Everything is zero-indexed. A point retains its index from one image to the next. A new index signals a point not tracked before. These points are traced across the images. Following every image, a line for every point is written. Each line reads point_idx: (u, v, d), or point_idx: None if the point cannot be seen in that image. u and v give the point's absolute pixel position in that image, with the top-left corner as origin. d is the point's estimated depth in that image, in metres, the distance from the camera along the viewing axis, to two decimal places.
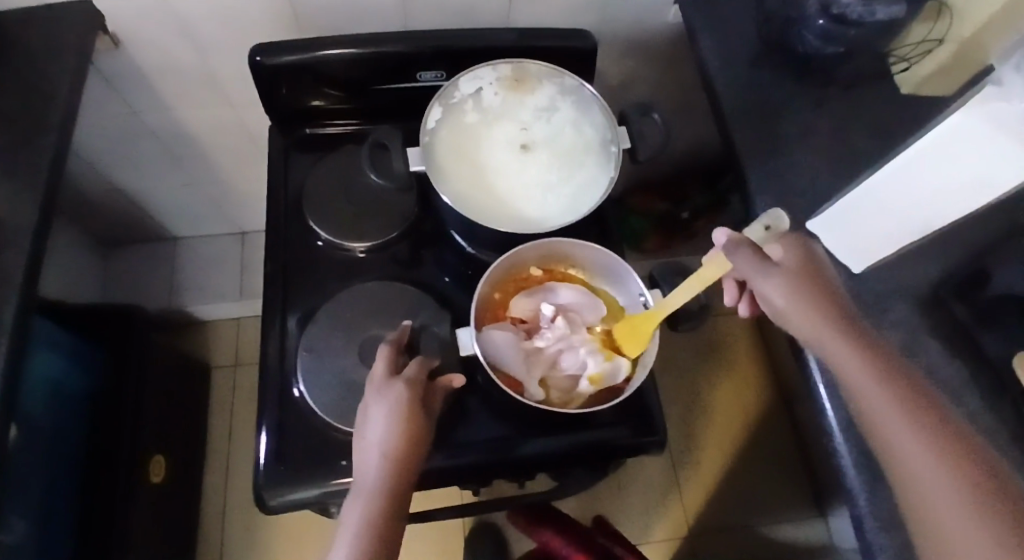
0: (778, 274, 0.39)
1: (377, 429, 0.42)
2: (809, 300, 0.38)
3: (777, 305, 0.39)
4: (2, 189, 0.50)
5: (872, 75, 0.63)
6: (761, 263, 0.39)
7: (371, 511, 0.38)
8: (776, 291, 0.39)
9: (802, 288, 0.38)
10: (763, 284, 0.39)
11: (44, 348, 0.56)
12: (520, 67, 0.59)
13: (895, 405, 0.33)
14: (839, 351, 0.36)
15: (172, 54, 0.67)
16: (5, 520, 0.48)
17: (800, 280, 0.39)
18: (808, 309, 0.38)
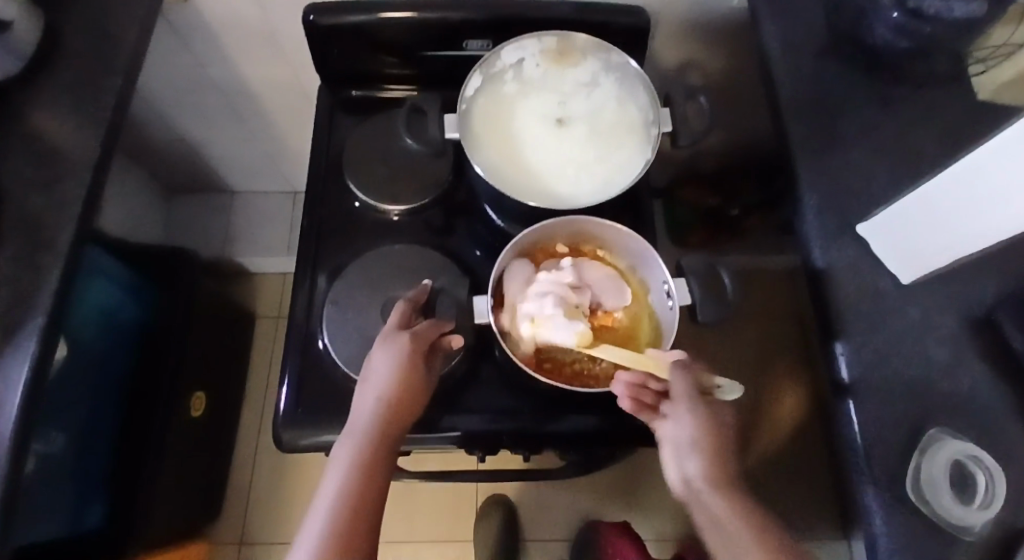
0: (701, 414, 0.41)
1: (375, 378, 0.45)
2: (712, 450, 0.41)
3: (683, 440, 0.41)
4: (70, 125, 0.54)
5: (951, 74, 0.58)
6: (692, 399, 0.42)
7: (360, 455, 0.42)
8: (692, 429, 0.41)
9: (712, 440, 0.41)
10: (681, 419, 0.42)
11: (99, 278, 0.60)
12: (566, 39, 0.57)
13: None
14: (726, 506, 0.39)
15: (234, 9, 0.70)
16: (52, 430, 0.53)
17: (715, 431, 0.41)
18: (711, 458, 0.40)
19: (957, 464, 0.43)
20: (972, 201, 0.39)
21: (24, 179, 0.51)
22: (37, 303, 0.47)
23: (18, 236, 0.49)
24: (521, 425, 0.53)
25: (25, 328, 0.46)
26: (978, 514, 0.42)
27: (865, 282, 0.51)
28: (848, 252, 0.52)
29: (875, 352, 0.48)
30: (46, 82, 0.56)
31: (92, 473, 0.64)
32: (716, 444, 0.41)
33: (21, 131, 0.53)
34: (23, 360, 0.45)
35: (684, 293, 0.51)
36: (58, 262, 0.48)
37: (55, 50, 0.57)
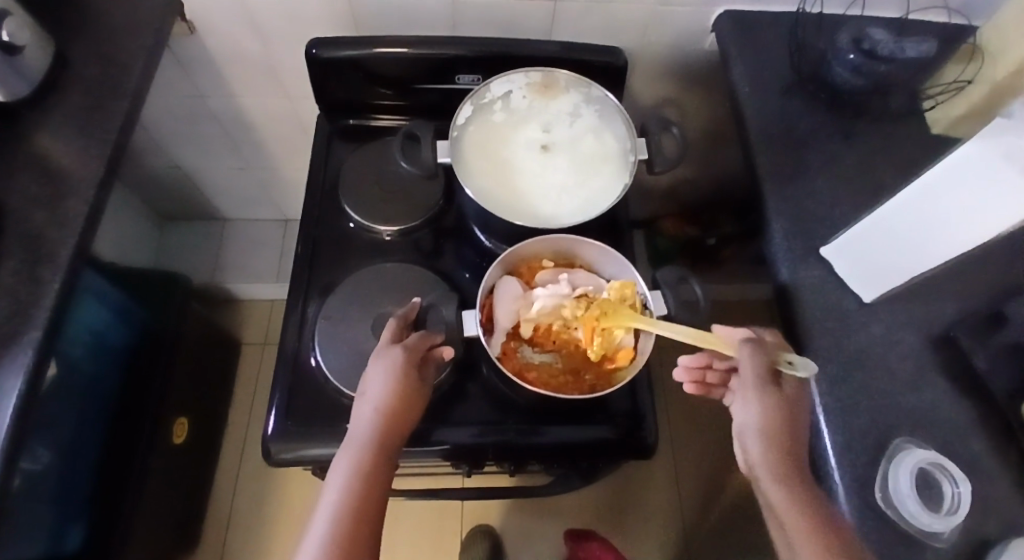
0: (768, 398, 0.46)
1: (373, 389, 0.46)
2: (776, 430, 0.45)
3: (748, 420, 0.47)
4: (76, 145, 0.56)
5: (900, 115, 0.64)
6: (761, 384, 0.46)
7: (359, 466, 0.42)
8: (757, 412, 0.46)
9: (775, 420, 0.45)
10: (749, 401, 0.47)
11: (94, 295, 0.61)
12: (549, 75, 0.62)
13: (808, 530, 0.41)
14: (781, 481, 0.43)
15: (238, 43, 0.74)
16: (35, 446, 0.53)
17: (782, 415, 0.45)
18: (773, 437, 0.45)
19: (920, 470, 0.44)
20: (923, 221, 0.43)
21: (29, 196, 0.53)
22: (35, 314, 0.48)
23: (20, 250, 0.50)
24: (506, 437, 0.54)
25: (21, 339, 0.46)
26: (946, 520, 0.43)
27: (831, 299, 0.54)
28: (814, 272, 0.56)
29: (843, 365, 0.50)
30: (55, 106, 0.58)
31: (72, 494, 0.63)
32: (783, 427, 0.45)
33: (28, 150, 0.55)
34: (18, 370, 0.45)
35: (660, 306, 0.54)
36: (57, 275, 0.49)
37: (64, 76, 0.60)
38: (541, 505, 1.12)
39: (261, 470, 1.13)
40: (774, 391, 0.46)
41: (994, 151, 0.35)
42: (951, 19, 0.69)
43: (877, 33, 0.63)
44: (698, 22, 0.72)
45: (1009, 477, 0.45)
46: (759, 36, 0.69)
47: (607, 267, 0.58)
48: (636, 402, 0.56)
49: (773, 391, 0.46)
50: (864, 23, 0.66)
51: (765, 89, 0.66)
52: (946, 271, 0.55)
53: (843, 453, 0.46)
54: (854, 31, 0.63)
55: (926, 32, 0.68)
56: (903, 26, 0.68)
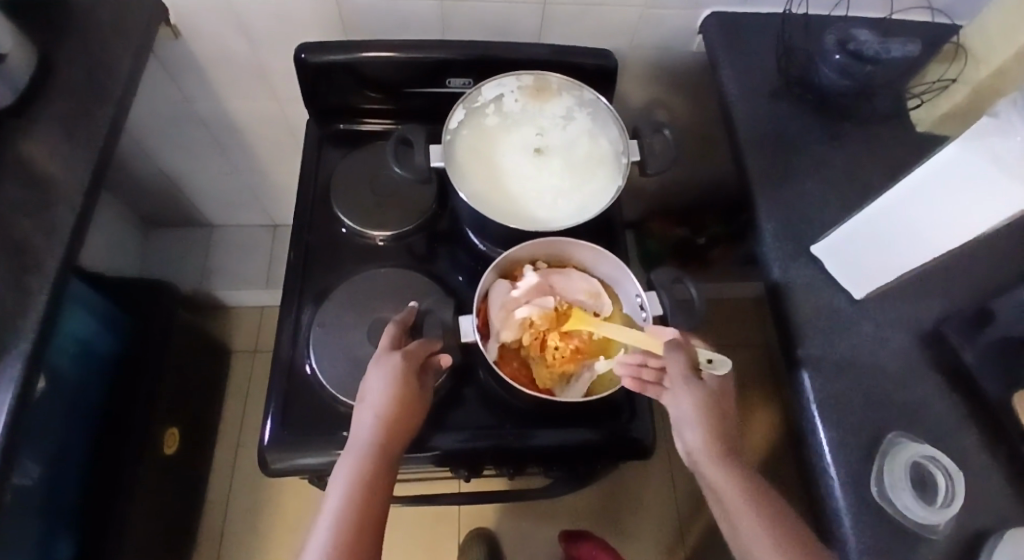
0: (696, 388, 0.46)
1: (372, 397, 0.46)
2: (709, 422, 0.45)
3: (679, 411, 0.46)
4: (61, 153, 0.55)
5: (885, 116, 0.65)
6: (685, 374, 0.46)
7: (360, 477, 0.42)
8: (687, 400, 0.45)
9: (707, 413, 0.45)
10: (679, 393, 0.46)
11: (80, 306, 0.60)
12: (541, 78, 0.63)
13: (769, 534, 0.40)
14: (715, 467, 0.44)
15: (225, 48, 0.73)
16: (22, 461, 0.51)
17: (713, 406, 0.45)
18: (708, 432, 0.44)
19: (915, 465, 0.45)
20: (913, 220, 0.44)
21: (13, 206, 0.52)
22: (21, 326, 0.47)
23: (5, 261, 0.49)
24: (504, 441, 0.54)
25: (8, 352, 0.45)
26: (939, 513, 0.43)
27: (822, 298, 0.55)
28: (805, 270, 0.56)
29: (835, 363, 0.51)
30: (38, 113, 0.57)
31: (60, 509, 0.62)
32: (715, 421, 0.45)
33: (11, 159, 0.54)
34: (7, 384, 0.44)
35: (656, 306, 0.54)
36: (44, 286, 0.48)
37: (48, 82, 0.59)
38: (537, 506, 1.12)
39: (253, 479, 1.11)
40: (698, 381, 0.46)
41: (982, 150, 0.36)
42: (933, 19, 0.71)
43: (862, 34, 0.62)
44: (686, 24, 0.72)
45: (999, 468, 0.46)
46: (746, 39, 0.70)
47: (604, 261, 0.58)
48: (634, 405, 0.56)
49: (699, 380, 0.46)
50: (848, 26, 0.67)
51: (752, 91, 0.67)
52: (933, 268, 0.56)
53: (838, 450, 0.47)
54: (839, 33, 0.64)
55: (909, 33, 0.69)
56: (886, 28, 0.69)
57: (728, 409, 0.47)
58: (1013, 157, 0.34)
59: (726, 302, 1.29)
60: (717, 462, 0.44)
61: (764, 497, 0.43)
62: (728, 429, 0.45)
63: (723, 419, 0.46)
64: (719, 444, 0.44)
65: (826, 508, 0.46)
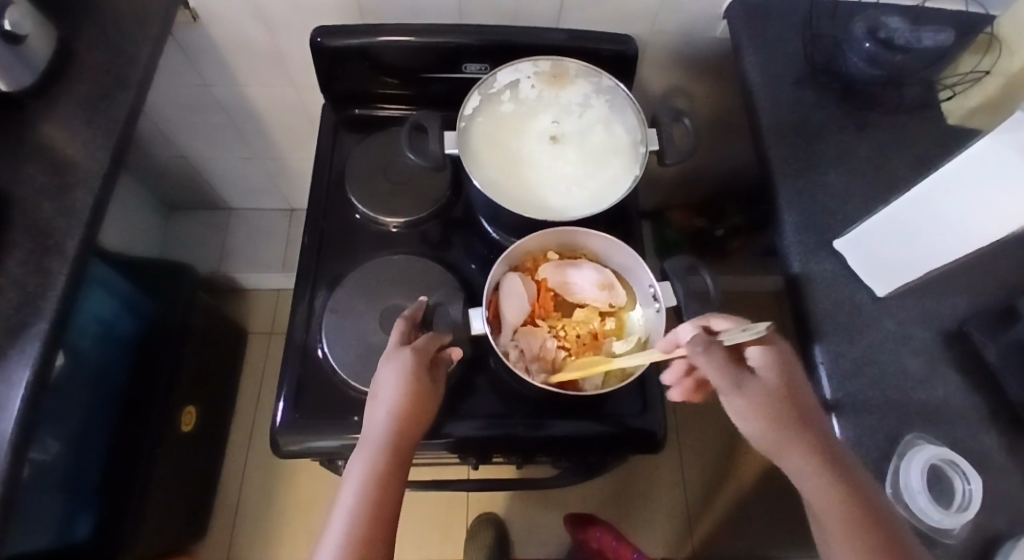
0: (749, 390, 0.41)
1: (384, 393, 0.46)
2: (777, 420, 0.40)
3: (738, 412, 0.41)
4: (82, 135, 0.56)
5: (914, 106, 0.63)
6: (733, 377, 0.41)
7: (375, 466, 0.42)
8: (750, 406, 0.41)
9: (773, 412, 0.40)
10: (732, 396, 0.42)
11: (101, 287, 0.61)
12: (559, 64, 0.61)
13: (844, 520, 0.37)
14: (815, 473, 0.38)
15: (243, 32, 0.73)
16: (42, 437, 0.53)
17: (777, 403, 0.41)
18: (778, 427, 0.40)
19: (932, 466, 0.44)
20: (940, 216, 0.42)
21: (34, 187, 0.53)
22: (42, 306, 0.48)
23: (28, 241, 0.50)
24: (515, 431, 0.54)
25: (29, 332, 0.47)
26: (955, 517, 0.42)
27: (843, 294, 0.53)
28: (826, 265, 0.55)
29: (855, 363, 0.50)
30: (59, 96, 0.58)
31: (81, 482, 0.64)
32: (784, 413, 0.40)
33: (33, 141, 0.55)
34: (28, 362, 0.46)
35: (670, 297, 0.53)
36: (65, 267, 0.49)
37: (68, 64, 0.60)
38: (546, 494, 1.13)
39: (268, 459, 1.14)
40: (748, 382, 0.41)
41: (1009, 145, 0.34)
42: (967, 7, 0.68)
43: (893, 22, 0.61)
44: (711, 9, 0.70)
45: (1021, 473, 0.45)
46: (771, 25, 0.68)
47: (621, 246, 0.56)
48: (646, 399, 0.56)
49: (749, 379, 0.42)
50: (880, 11, 0.65)
51: (777, 80, 0.65)
52: (960, 266, 0.54)
53: (854, 448, 0.46)
54: (869, 19, 0.61)
55: (943, 21, 0.66)
56: (919, 17, 0.66)
57: (791, 387, 0.42)
58: None
59: (743, 295, 1.27)
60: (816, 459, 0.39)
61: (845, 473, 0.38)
62: (807, 423, 0.40)
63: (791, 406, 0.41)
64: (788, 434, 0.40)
65: None
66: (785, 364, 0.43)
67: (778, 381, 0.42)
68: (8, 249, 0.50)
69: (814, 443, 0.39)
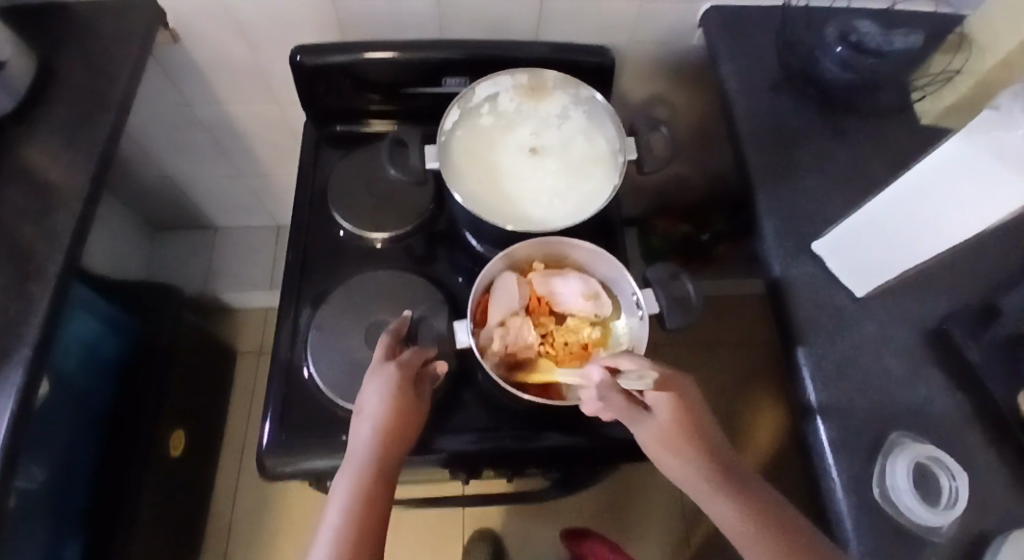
0: (646, 423, 0.43)
1: (369, 409, 0.46)
2: (673, 449, 0.42)
3: (647, 450, 0.44)
4: (60, 159, 0.56)
5: (888, 109, 0.64)
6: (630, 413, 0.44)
7: (359, 483, 0.42)
8: (650, 438, 0.43)
9: (666, 447, 0.42)
10: (638, 431, 0.44)
11: (83, 312, 0.60)
12: (537, 76, 0.62)
13: (751, 544, 0.37)
14: (718, 503, 0.39)
15: (224, 51, 0.73)
16: (23, 467, 0.52)
17: (672, 438, 0.42)
18: (673, 456, 0.42)
19: (917, 465, 0.44)
20: (915, 215, 0.43)
21: (13, 212, 0.52)
22: (21, 332, 0.47)
23: (5, 266, 0.50)
24: (504, 444, 0.54)
25: (8, 359, 0.46)
26: (942, 515, 0.43)
27: (824, 296, 0.54)
28: (807, 268, 0.55)
29: (838, 364, 0.50)
30: (38, 120, 0.58)
31: (68, 510, 0.63)
32: (686, 446, 0.42)
33: (13, 166, 0.55)
34: (9, 389, 0.45)
35: (652, 304, 0.53)
36: (44, 292, 0.49)
37: (46, 88, 0.59)
38: (542, 506, 1.12)
39: (260, 480, 1.12)
40: (644, 415, 0.44)
41: (980, 143, 0.35)
42: (937, 9, 0.70)
43: (864, 27, 0.62)
44: (686, 19, 0.71)
45: (1006, 468, 0.45)
46: (746, 33, 0.69)
47: (606, 255, 0.56)
48: None
49: (645, 414, 0.44)
50: (851, 17, 0.66)
51: (753, 86, 0.66)
52: (938, 265, 0.55)
53: (841, 449, 0.46)
54: (840, 25, 0.63)
55: (912, 25, 0.67)
56: (889, 21, 0.67)
57: (691, 421, 0.43)
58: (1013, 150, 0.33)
59: (732, 299, 1.28)
60: (714, 487, 0.40)
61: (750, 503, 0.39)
62: (707, 453, 0.42)
63: (690, 441, 0.42)
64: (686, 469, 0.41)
65: (828, 509, 0.45)
66: (684, 395, 0.45)
67: (676, 414, 0.43)
68: None
69: (708, 472, 0.41)
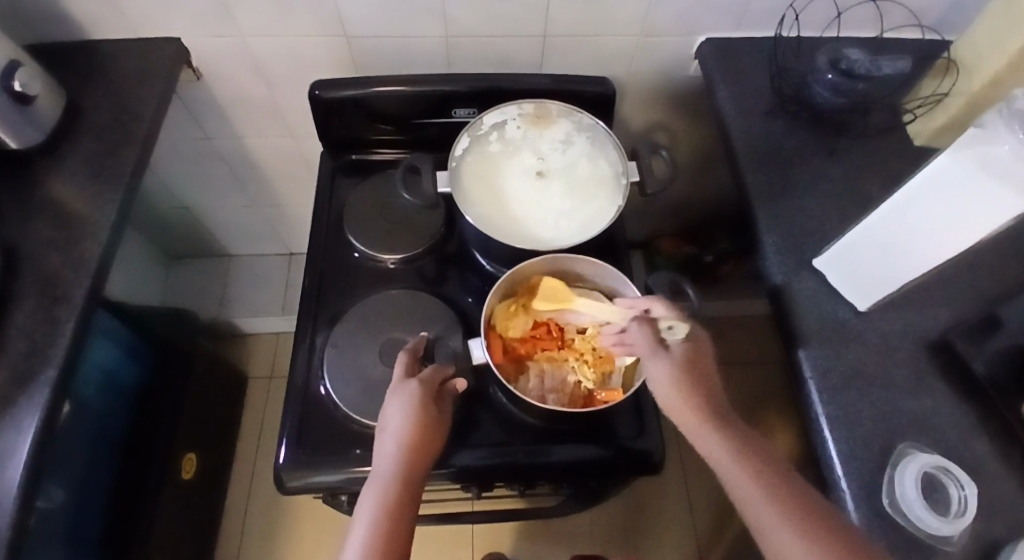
0: (664, 358, 0.48)
1: (391, 425, 0.47)
2: (681, 381, 0.47)
3: (657, 390, 0.48)
4: (90, 189, 0.59)
5: (882, 131, 0.67)
6: (652, 348, 0.49)
7: (384, 500, 0.43)
8: (660, 371, 0.48)
9: (679, 381, 0.47)
10: (651, 366, 0.49)
11: (103, 335, 0.62)
12: (541, 106, 0.65)
13: (737, 464, 0.42)
14: (706, 431, 0.45)
15: (245, 88, 0.77)
16: (46, 486, 0.53)
17: (682, 372, 0.48)
18: (680, 389, 0.47)
19: (925, 474, 0.44)
20: (908, 230, 0.44)
21: (46, 238, 0.55)
22: (50, 353, 0.49)
23: (37, 291, 0.52)
24: (514, 459, 0.54)
25: (37, 379, 0.48)
26: (955, 523, 0.43)
27: (826, 310, 0.55)
28: (809, 282, 0.57)
29: (842, 375, 0.51)
30: (68, 153, 0.61)
31: (84, 533, 0.64)
32: (687, 381, 0.47)
33: (44, 196, 0.58)
34: (36, 407, 0.47)
35: None
36: (72, 315, 0.51)
37: (79, 124, 0.63)
38: (554, 528, 1.10)
39: (270, 505, 1.12)
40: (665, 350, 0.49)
41: (971, 162, 0.37)
42: (924, 35, 0.74)
43: (853, 54, 0.65)
44: (683, 50, 0.75)
45: (1014, 477, 0.45)
46: (739, 63, 0.72)
47: (609, 266, 0.58)
48: (641, 422, 0.57)
49: (664, 353, 0.49)
50: (840, 45, 0.70)
51: (748, 111, 0.69)
52: (937, 279, 0.56)
53: (849, 459, 0.47)
54: (830, 52, 0.66)
55: (901, 51, 0.71)
56: (877, 48, 0.71)
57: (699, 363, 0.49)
58: (1012, 168, 0.36)
59: (738, 319, 1.29)
60: (702, 418, 0.46)
61: (746, 449, 0.44)
62: (711, 394, 0.48)
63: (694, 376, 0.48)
64: (684, 396, 0.47)
65: (839, 519, 0.46)
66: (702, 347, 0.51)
67: (688, 359, 0.49)
68: (18, 299, 0.52)
69: (699, 411, 0.46)
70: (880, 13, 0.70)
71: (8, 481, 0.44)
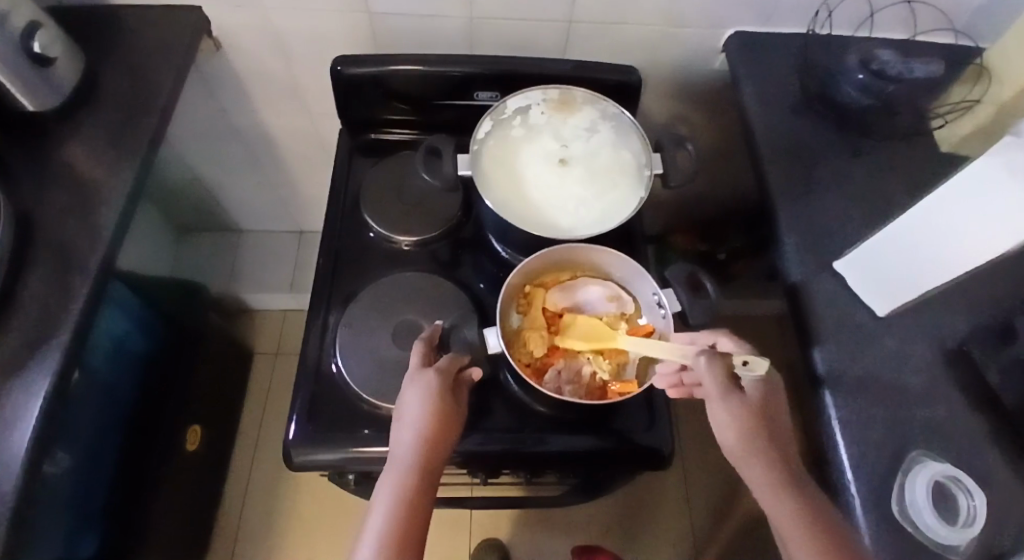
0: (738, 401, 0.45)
1: (409, 412, 0.47)
2: (752, 427, 0.45)
3: (723, 432, 0.46)
4: (107, 156, 0.58)
5: (909, 134, 0.66)
6: (725, 389, 0.46)
7: (401, 487, 0.43)
8: (729, 414, 0.45)
9: (750, 426, 0.44)
10: (718, 406, 0.46)
11: (115, 303, 0.62)
12: (567, 92, 0.64)
13: (794, 517, 0.40)
14: (778, 483, 0.42)
15: (264, 61, 0.76)
16: (55, 450, 0.53)
17: (753, 417, 0.45)
18: (751, 435, 0.44)
19: (936, 483, 0.44)
20: (937, 235, 0.43)
21: (61, 203, 0.55)
22: (63, 319, 0.49)
23: (51, 255, 0.52)
24: (524, 448, 0.54)
25: (50, 344, 0.48)
26: (960, 533, 0.43)
27: (844, 313, 0.55)
28: (827, 285, 0.56)
29: (858, 380, 0.51)
30: (85, 118, 0.61)
31: (90, 497, 0.64)
32: (758, 428, 0.45)
33: (60, 160, 0.58)
34: (48, 372, 0.47)
35: (674, 303, 0.55)
36: (85, 282, 0.51)
37: (96, 90, 0.63)
38: (551, 517, 1.11)
39: (271, 480, 1.13)
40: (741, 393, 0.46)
41: (1000, 167, 0.36)
42: (957, 40, 0.72)
43: (885, 54, 0.64)
44: (709, 42, 0.74)
45: None
46: (767, 58, 0.71)
47: (625, 258, 0.58)
48: (652, 416, 0.57)
49: (737, 397, 0.46)
50: (871, 45, 0.68)
51: (774, 109, 0.68)
52: (958, 287, 0.56)
53: (861, 464, 0.46)
54: (861, 52, 0.64)
55: (933, 53, 0.70)
56: (908, 49, 0.70)
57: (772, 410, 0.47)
58: None
59: None
60: (772, 469, 0.43)
61: (804, 499, 0.41)
62: (780, 441, 0.45)
63: (766, 425, 0.45)
64: (756, 442, 0.44)
65: (847, 523, 0.45)
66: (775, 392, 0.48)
67: (762, 403, 0.47)
68: (32, 262, 0.52)
69: (771, 459, 0.43)
70: (914, 14, 0.69)
71: (18, 444, 0.44)
